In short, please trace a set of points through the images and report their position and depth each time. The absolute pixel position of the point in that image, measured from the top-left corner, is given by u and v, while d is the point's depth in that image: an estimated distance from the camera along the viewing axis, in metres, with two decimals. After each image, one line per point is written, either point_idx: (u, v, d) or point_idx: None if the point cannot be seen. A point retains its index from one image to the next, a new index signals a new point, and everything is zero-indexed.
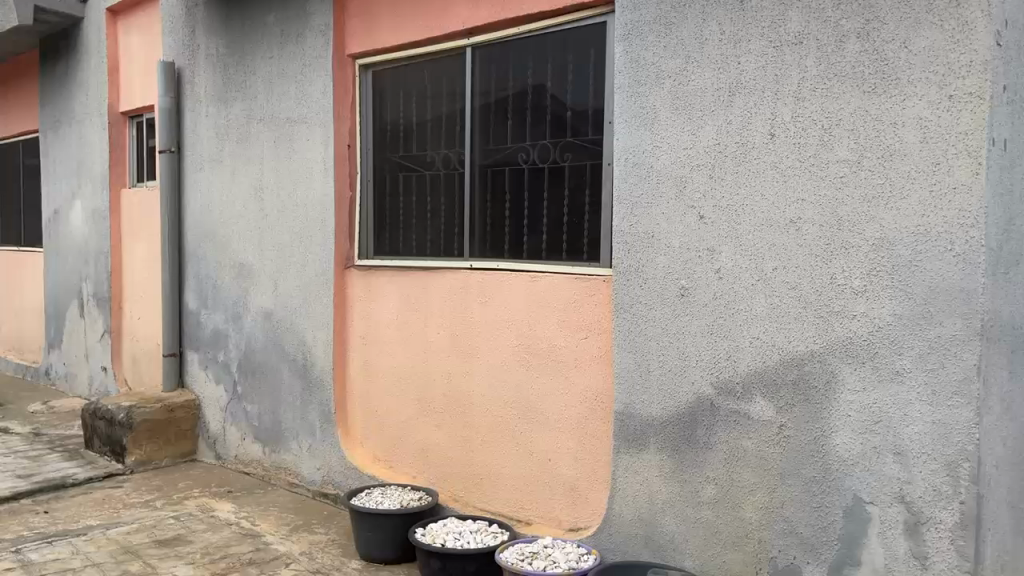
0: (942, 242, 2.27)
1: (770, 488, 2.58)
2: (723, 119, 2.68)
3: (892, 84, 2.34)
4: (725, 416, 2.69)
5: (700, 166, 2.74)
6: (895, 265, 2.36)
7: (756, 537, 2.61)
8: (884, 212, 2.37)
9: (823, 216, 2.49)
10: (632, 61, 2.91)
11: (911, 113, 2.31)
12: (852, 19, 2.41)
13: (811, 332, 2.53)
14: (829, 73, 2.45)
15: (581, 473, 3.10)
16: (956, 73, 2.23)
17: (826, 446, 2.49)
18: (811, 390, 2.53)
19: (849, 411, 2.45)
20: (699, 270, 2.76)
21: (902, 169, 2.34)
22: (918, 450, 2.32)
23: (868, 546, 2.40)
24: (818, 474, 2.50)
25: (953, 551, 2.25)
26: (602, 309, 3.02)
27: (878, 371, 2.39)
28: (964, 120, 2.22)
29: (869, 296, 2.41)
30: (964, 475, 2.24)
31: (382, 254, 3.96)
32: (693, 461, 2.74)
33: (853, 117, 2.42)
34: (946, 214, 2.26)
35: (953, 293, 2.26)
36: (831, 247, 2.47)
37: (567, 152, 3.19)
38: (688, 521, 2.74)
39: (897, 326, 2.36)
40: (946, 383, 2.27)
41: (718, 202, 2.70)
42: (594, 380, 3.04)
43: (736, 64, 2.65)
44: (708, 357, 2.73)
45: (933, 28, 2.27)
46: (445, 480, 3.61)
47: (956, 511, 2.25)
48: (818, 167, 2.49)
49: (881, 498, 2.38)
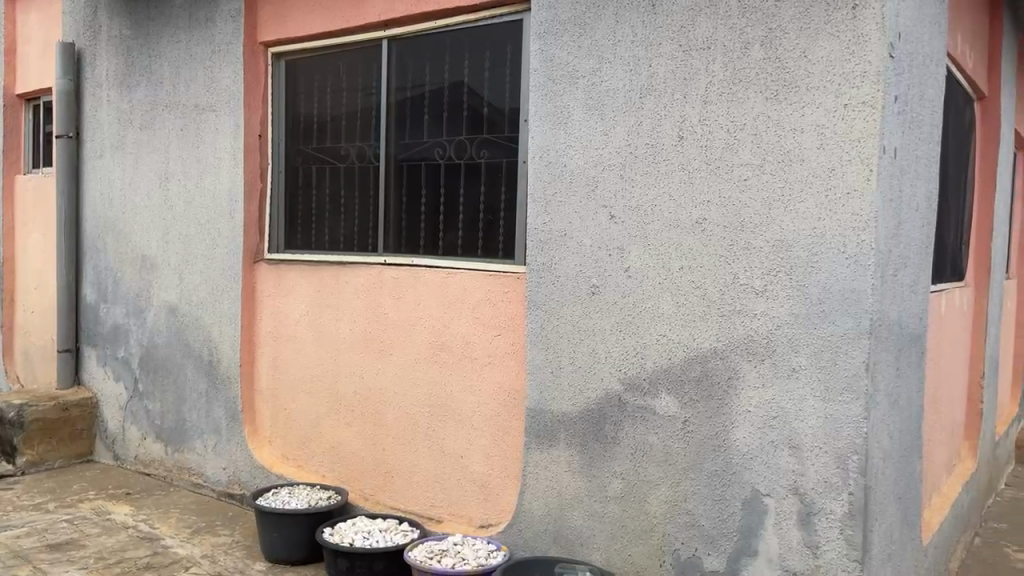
0: (837, 244, 2.33)
1: (673, 482, 2.63)
2: (634, 120, 2.71)
3: (792, 91, 2.40)
4: (632, 412, 2.72)
5: (612, 165, 2.76)
6: (793, 266, 2.40)
7: (660, 530, 2.66)
8: (783, 215, 2.42)
9: (726, 217, 2.52)
10: (546, 60, 2.91)
11: (810, 120, 2.37)
12: (756, 27, 2.45)
13: (712, 329, 2.55)
14: (735, 78, 2.50)
15: (493, 468, 3.14)
16: (851, 83, 2.30)
17: (727, 441, 2.52)
18: (713, 386, 2.55)
19: (749, 407, 2.48)
20: (609, 269, 2.77)
21: (800, 173, 2.39)
22: (811, 444, 2.37)
23: (764, 537, 2.45)
24: (719, 468, 2.53)
25: (842, 540, 2.32)
26: (513, 308, 3.05)
27: (776, 368, 2.43)
28: (858, 127, 2.29)
29: (769, 296, 2.44)
30: (853, 467, 2.30)
31: (295, 248, 3.92)
32: (601, 457, 2.80)
33: (755, 122, 2.47)
34: (840, 217, 2.32)
35: (845, 294, 2.32)
36: (735, 247, 2.51)
37: (484, 149, 3.20)
38: (595, 516, 2.80)
39: (795, 324, 2.40)
40: (838, 377, 2.33)
41: (629, 202, 2.72)
42: (507, 378, 3.08)
43: (647, 66, 2.67)
44: (617, 354, 2.76)
45: (831, 39, 2.33)
46: (357, 478, 3.60)
47: (845, 501, 2.31)
48: (723, 170, 2.53)
49: (777, 490, 2.43)
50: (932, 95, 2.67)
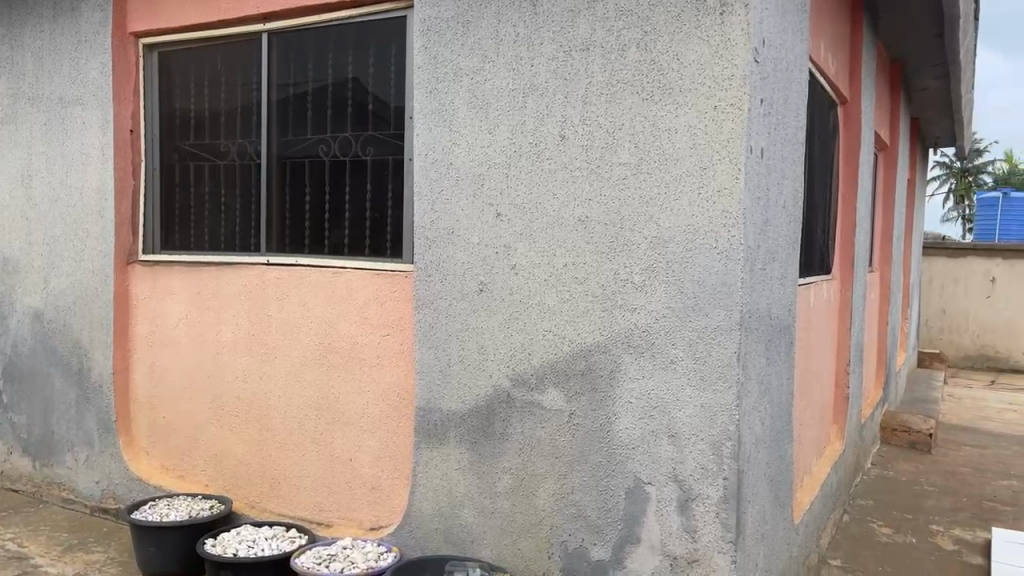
0: (709, 240, 2.43)
1: (559, 475, 2.68)
2: (517, 119, 2.74)
3: (666, 92, 2.48)
4: (520, 408, 2.75)
5: (497, 164, 2.78)
6: (670, 261, 2.49)
7: (548, 523, 2.70)
8: (659, 212, 2.50)
9: (606, 215, 2.59)
10: (430, 58, 2.90)
11: (682, 121, 2.46)
12: (632, 30, 2.53)
13: (595, 324, 2.61)
14: (613, 80, 2.57)
15: (382, 470, 3.10)
16: (720, 86, 2.40)
17: (610, 432, 2.59)
18: (596, 379, 2.61)
19: (631, 399, 2.55)
20: (496, 266, 2.79)
21: (675, 172, 2.48)
22: (689, 432, 2.46)
23: (646, 524, 2.53)
24: (603, 459, 2.60)
25: (718, 524, 2.42)
26: (401, 307, 3.02)
27: (655, 359, 2.51)
28: (727, 128, 2.40)
29: (647, 291, 2.52)
30: (727, 453, 2.41)
31: (171, 249, 3.75)
32: (490, 453, 2.81)
33: (632, 122, 2.54)
34: (711, 214, 2.42)
35: (717, 288, 2.42)
36: (615, 244, 2.58)
37: (369, 146, 3.17)
38: (485, 512, 2.82)
39: (671, 317, 2.49)
40: (712, 368, 2.43)
41: (514, 200, 2.75)
42: (395, 377, 3.05)
43: (529, 66, 2.71)
44: (505, 351, 2.78)
45: (701, 43, 2.42)
46: (243, 486, 3.49)
47: (720, 486, 2.42)
48: (603, 168, 2.59)
49: (657, 478, 2.51)
50: (796, 99, 2.83)
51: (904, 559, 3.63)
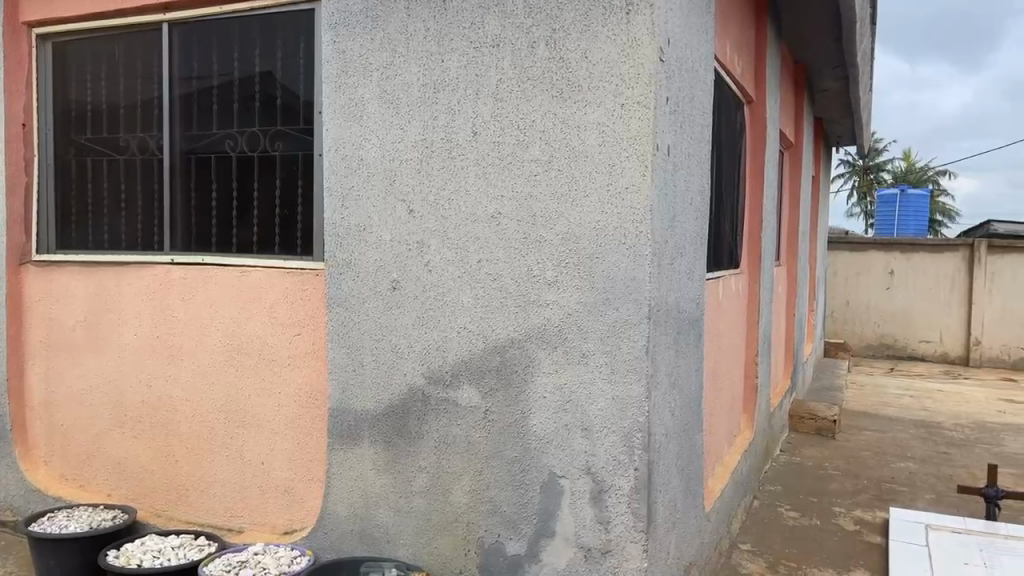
0: (618, 236, 2.47)
1: (475, 472, 2.68)
2: (429, 115, 2.72)
3: (575, 90, 2.51)
4: (435, 405, 2.74)
5: (408, 159, 2.76)
6: (581, 257, 2.52)
7: (464, 520, 2.70)
8: (570, 209, 2.53)
9: (518, 211, 2.60)
10: (339, 52, 2.86)
11: (591, 118, 2.49)
12: (541, 27, 2.54)
13: (509, 320, 2.62)
14: (523, 77, 2.58)
15: (295, 473, 3.04)
16: (627, 85, 2.44)
17: (525, 427, 2.61)
18: (510, 375, 2.62)
19: (545, 393, 2.58)
20: (409, 263, 2.77)
21: (585, 169, 2.51)
22: (601, 424, 2.50)
23: (561, 517, 2.55)
24: (518, 454, 2.61)
25: (630, 514, 2.46)
26: (313, 306, 2.96)
27: (568, 354, 2.54)
28: (634, 126, 2.44)
29: (560, 286, 2.55)
30: (638, 444, 2.46)
31: (69, 248, 3.57)
32: (405, 452, 2.79)
33: (543, 119, 2.56)
34: (620, 210, 2.46)
35: (627, 283, 2.46)
36: (528, 240, 2.59)
37: (278, 141, 3.10)
38: (401, 511, 2.80)
39: (583, 312, 2.52)
40: (623, 361, 2.47)
41: (426, 196, 2.74)
42: (307, 378, 2.99)
43: (440, 61, 2.69)
44: (418, 348, 2.76)
45: (608, 41, 2.45)
46: (148, 494, 3.36)
47: (631, 477, 2.46)
48: (515, 165, 2.60)
49: (571, 471, 2.54)
50: (701, 99, 2.92)
51: (809, 541, 3.78)
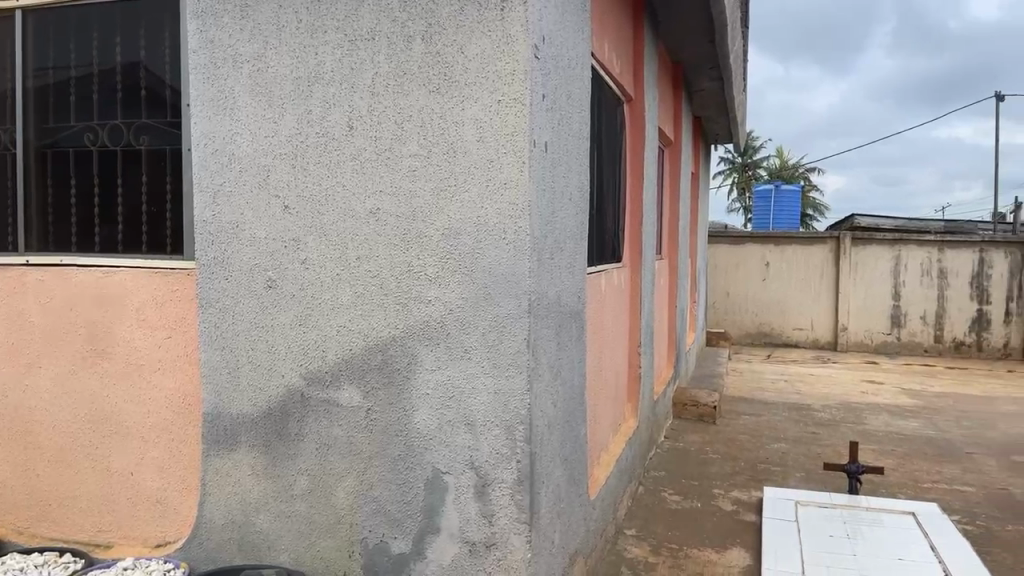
0: (498, 232, 2.47)
1: (359, 472, 2.63)
2: (303, 109, 2.65)
3: (452, 85, 2.50)
4: (315, 406, 2.68)
5: (283, 154, 2.68)
6: (462, 252, 2.51)
7: (348, 522, 2.66)
8: (450, 204, 2.52)
9: (397, 207, 2.57)
10: (207, 41, 2.74)
11: (468, 114, 2.49)
12: (416, 21, 2.52)
13: (390, 316, 2.59)
14: (400, 71, 2.55)
15: (167, 482, 2.90)
16: (503, 80, 2.45)
17: (408, 424, 2.58)
18: (392, 373, 2.59)
19: (427, 390, 2.56)
20: (285, 261, 2.69)
21: (463, 164, 2.50)
22: (484, 419, 2.51)
23: (446, 514, 2.55)
24: (402, 452, 2.59)
25: (513, 506, 2.49)
26: (183, 307, 2.83)
27: (450, 350, 2.53)
28: (511, 122, 2.45)
29: (441, 281, 2.54)
30: (520, 437, 2.48)
31: None
32: (285, 455, 2.72)
33: (420, 114, 2.54)
34: (499, 206, 2.47)
35: (507, 278, 2.47)
36: (407, 237, 2.56)
37: (143, 135, 2.94)
38: (282, 516, 2.73)
39: (465, 307, 2.51)
40: (504, 355, 2.49)
41: (302, 192, 2.67)
42: (179, 383, 2.86)
43: (313, 54, 2.63)
44: (297, 349, 2.69)
45: (483, 37, 2.45)
46: (6, 510, 3.13)
47: (514, 469, 2.49)
48: (393, 160, 2.57)
49: (455, 467, 2.54)
50: (579, 97, 2.99)
51: (690, 523, 3.95)
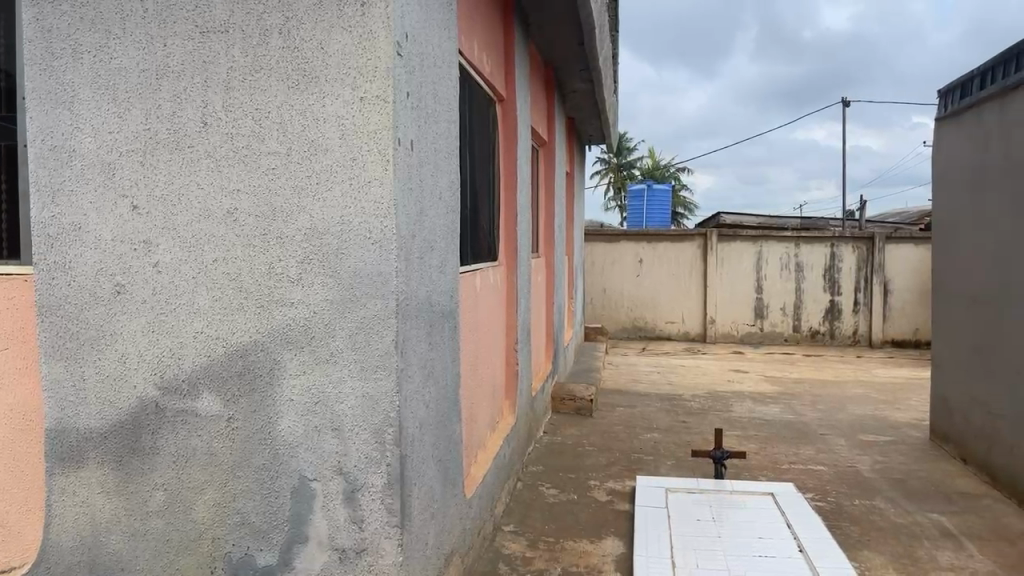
0: (363, 231, 2.42)
1: (220, 484, 2.52)
2: (152, 103, 2.51)
3: (312, 81, 2.43)
4: (171, 417, 2.54)
5: (130, 151, 2.53)
6: (325, 252, 2.45)
7: (209, 536, 2.54)
8: (312, 203, 2.45)
9: (256, 207, 2.47)
10: (43, 30, 2.54)
11: (330, 110, 2.43)
12: (273, 15, 2.43)
13: (251, 321, 2.49)
14: (256, 66, 2.45)
15: (8, 505, 2.69)
16: (365, 76, 2.40)
17: (273, 432, 2.49)
18: (254, 379, 2.50)
19: (293, 396, 2.48)
20: (135, 265, 2.54)
21: (326, 162, 2.44)
22: (352, 423, 2.46)
23: (314, 521, 2.48)
24: (267, 461, 2.50)
25: (383, 510, 2.45)
26: (21, 315, 2.62)
27: (315, 354, 2.46)
28: (374, 119, 2.41)
29: (304, 283, 2.46)
30: (389, 439, 2.45)
31: None
32: (139, 470, 2.57)
33: (279, 110, 2.45)
34: (364, 205, 2.42)
35: (374, 278, 2.43)
36: (268, 237, 2.47)
37: None
38: (136, 535, 2.58)
39: (330, 309, 2.45)
40: (372, 357, 2.44)
41: (152, 192, 2.52)
42: (19, 398, 2.65)
43: (161, 46, 2.50)
44: (150, 357, 2.55)
45: (344, 33, 2.39)
46: None
47: (384, 473, 2.45)
48: (251, 158, 2.47)
49: (323, 473, 2.47)
50: (445, 95, 2.98)
51: (565, 516, 4.02)
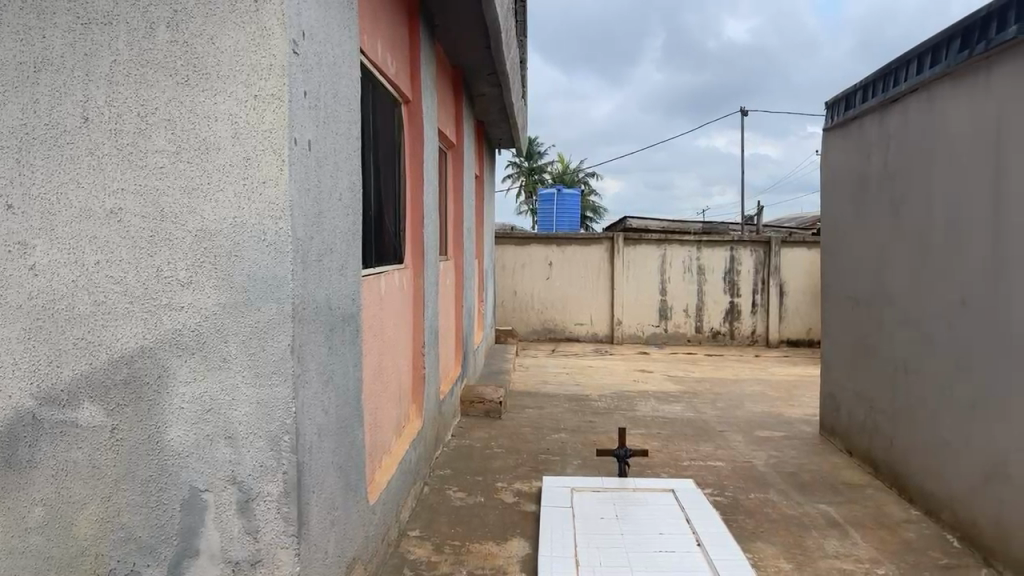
0: (257, 232, 2.35)
1: (103, 498, 2.38)
2: (29, 97, 2.37)
3: (203, 77, 2.34)
4: (49, 429, 2.40)
5: (4, 147, 2.38)
6: (217, 254, 2.37)
7: (93, 553, 2.41)
8: (203, 204, 2.36)
9: (143, 207, 2.37)
10: None
11: (222, 108, 2.35)
12: (160, 7, 2.33)
13: (136, 326, 2.38)
14: (141, 60, 2.35)
15: None
16: (259, 74, 2.33)
17: (160, 443, 2.38)
18: (141, 387, 2.38)
19: (182, 404, 2.38)
20: (9, 267, 2.39)
21: (218, 161, 2.36)
22: (246, 431, 2.38)
23: (206, 533, 2.39)
24: (154, 472, 2.38)
25: (279, 519, 2.39)
26: None
27: (206, 360, 2.38)
28: (269, 118, 2.34)
29: (195, 287, 2.37)
30: (285, 446, 2.40)
31: None
32: (15, 485, 2.41)
33: (167, 107, 2.35)
34: (257, 206, 2.35)
35: (269, 281, 2.37)
36: (155, 238, 2.37)
37: None
38: (13, 554, 2.42)
39: (222, 314, 2.37)
40: (266, 363, 2.38)
41: (27, 190, 2.38)
42: None
43: (40, 36, 2.37)
44: (26, 364, 2.40)
45: (236, 28, 2.32)
46: None
47: (280, 481, 2.39)
48: (137, 156, 2.36)
49: (215, 484, 2.38)
50: (346, 95, 2.94)
51: (472, 518, 4.02)
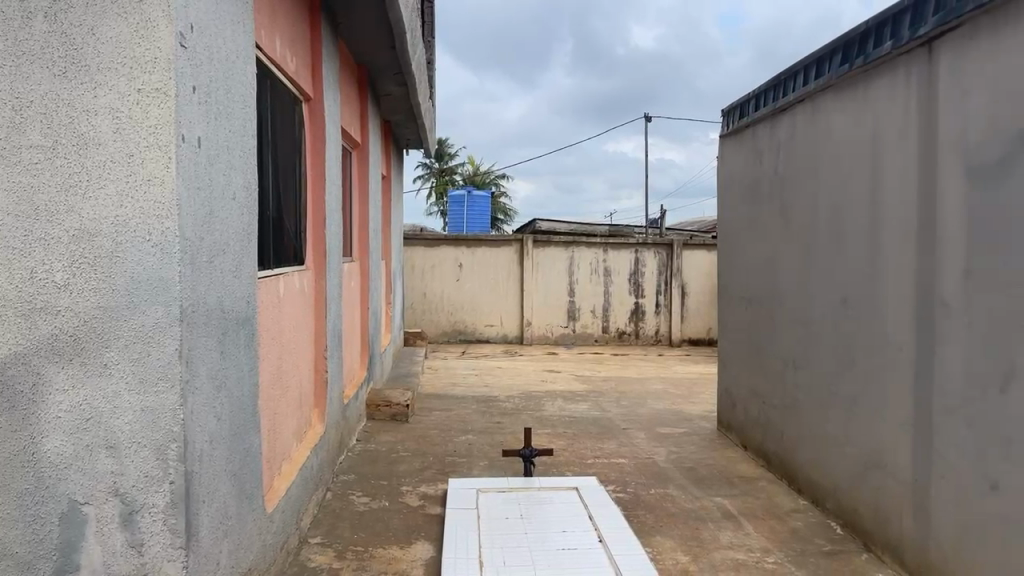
0: (141, 232, 2.25)
1: None
2: None
3: (82, 70, 2.23)
4: None
5: None
6: (98, 255, 2.25)
7: None
8: (81, 203, 2.24)
9: (15, 204, 2.20)
10: None
11: (102, 102, 2.24)
12: None
13: (8, 331, 2.20)
14: (15, 49, 2.19)
15: None
16: (143, 68, 2.23)
17: (36, 454, 2.21)
18: (14, 397, 2.20)
19: (59, 413, 2.24)
20: None
21: (98, 158, 2.24)
22: (129, 440, 2.28)
23: (87, 548, 2.26)
24: (30, 485, 2.21)
25: (166, 531, 2.30)
26: None
27: (85, 366, 2.25)
28: (153, 114, 2.25)
29: (73, 290, 2.24)
30: (172, 456, 2.31)
31: None
32: None
33: (43, 100, 2.21)
34: (141, 205, 2.25)
35: (154, 284, 2.28)
36: (30, 238, 2.20)
37: None
38: None
39: (102, 317, 2.26)
40: (150, 369, 2.28)
41: None
42: None
43: None
44: None
45: (117, 19, 2.22)
46: None
47: (166, 492, 2.30)
48: (9, 151, 2.20)
49: (96, 496, 2.27)
50: (240, 91, 2.86)
51: (376, 523, 3.97)
